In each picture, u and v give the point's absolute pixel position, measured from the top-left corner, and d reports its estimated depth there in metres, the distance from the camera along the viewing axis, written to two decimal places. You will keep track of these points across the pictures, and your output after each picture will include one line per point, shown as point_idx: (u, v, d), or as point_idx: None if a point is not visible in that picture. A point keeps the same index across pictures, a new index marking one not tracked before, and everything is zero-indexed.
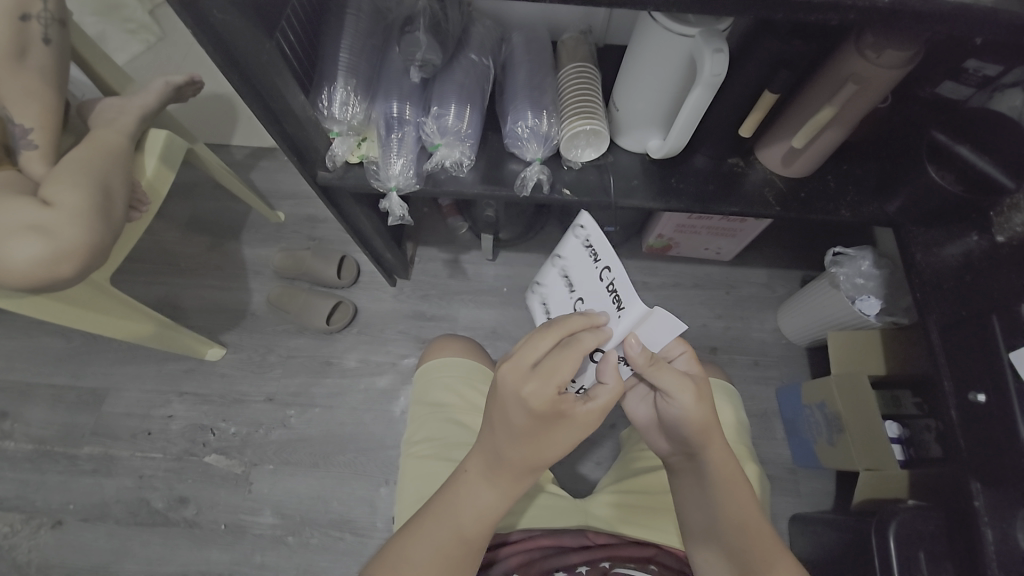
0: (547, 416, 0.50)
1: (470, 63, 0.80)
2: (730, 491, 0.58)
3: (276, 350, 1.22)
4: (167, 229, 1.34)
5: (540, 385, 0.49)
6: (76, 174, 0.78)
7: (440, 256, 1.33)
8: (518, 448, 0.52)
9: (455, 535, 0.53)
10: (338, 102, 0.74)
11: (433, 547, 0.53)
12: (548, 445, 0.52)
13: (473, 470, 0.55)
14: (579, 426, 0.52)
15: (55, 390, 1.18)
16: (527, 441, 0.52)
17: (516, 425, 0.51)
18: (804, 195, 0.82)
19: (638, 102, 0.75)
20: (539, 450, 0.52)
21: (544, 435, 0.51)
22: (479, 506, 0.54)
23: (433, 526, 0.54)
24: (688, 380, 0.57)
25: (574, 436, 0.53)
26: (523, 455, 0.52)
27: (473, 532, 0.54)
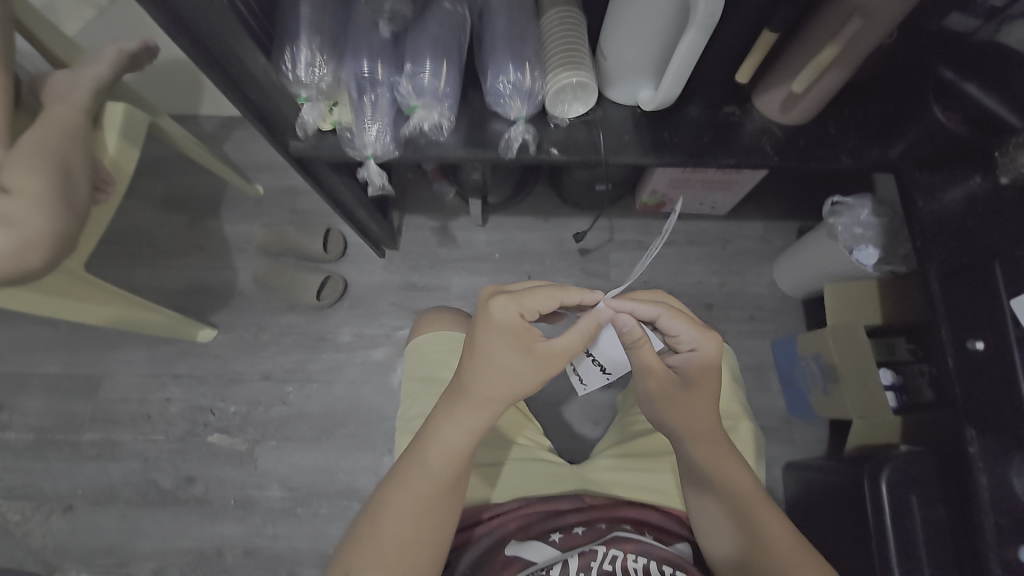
0: (511, 340, 0.55)
1: (444, 12, 0.73)
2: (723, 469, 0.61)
3: (268, 328, 1.20)
4: (142, 209, 1.28)
5: (506, 307, 0.55)
6: (32, 155, 0.73)
7: (429, 224, 1.29)
8: (485, 383, 0.55)
9: (428, 478, 0.56)
10: (304, 64, 0.67)
11: (412, 491, 0.55)
12: (508, 375, 0.55)
13: (441, 412, 0.57)
14: (540, 362, 0.56)
15: (48, 379, 1.17)
16: (496, 372, 0.55)
17: (484, 357, 0.55)
18: (803, 142, 0.78)
19: (626, 49, 0.69)
20: (499, 382, 0.55)
21: (511, 366, 0.55)
22: (448, 446, 0.56)
23: (407, 472, 0.56)
24: (662, 374, 0.60)
25: (537, 372, 0.56)
26: (487, 385, 0.55)
27: (446, 473, 0.56)
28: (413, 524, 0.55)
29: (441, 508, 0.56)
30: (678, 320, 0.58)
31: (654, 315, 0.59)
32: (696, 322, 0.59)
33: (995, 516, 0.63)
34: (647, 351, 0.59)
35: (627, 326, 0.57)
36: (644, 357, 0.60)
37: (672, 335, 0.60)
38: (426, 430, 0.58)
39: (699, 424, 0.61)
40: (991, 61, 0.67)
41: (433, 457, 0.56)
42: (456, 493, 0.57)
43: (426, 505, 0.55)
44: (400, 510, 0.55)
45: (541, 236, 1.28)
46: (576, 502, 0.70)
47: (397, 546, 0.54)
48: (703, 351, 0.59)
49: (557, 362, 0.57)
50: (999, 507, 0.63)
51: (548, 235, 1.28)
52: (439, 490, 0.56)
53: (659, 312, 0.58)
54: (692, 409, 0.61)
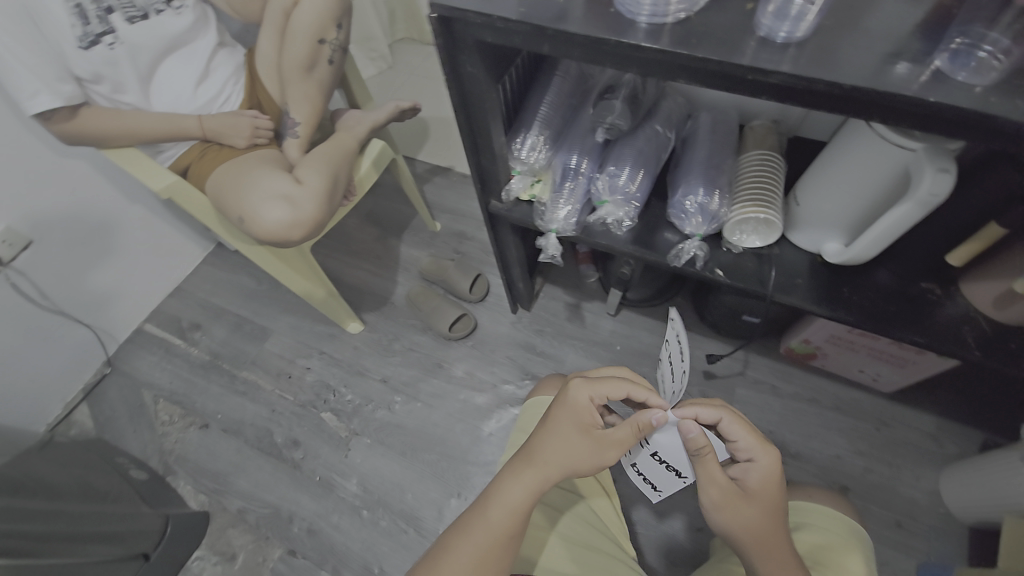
0: (577, 419, 0.61)
1: (653, 133, 0.85)
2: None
3: (401, 340, 1.36)
4: (351, 216, 1.60)
5: (578, 390, 0.62)
6: (320, 163, 1.00)
7: (564, 298, 1.38)
8: (553, 451, 0.60)
9: (487, 530, 0.58)
10: (528, 147, 0.84)
11: (468, 539, 0.58)
12: (570, 450, 0.60)
13: (507, 472, 0.62)
14: (600, 443, 0.60)
15: (238, 319, 1.47)
16: (561, 443, 0.61)
17: (551, 429, 0.62)
18: (1018, 347, 0.68)
19: (824, 202, 0.71)
20: (562, 455, 0.60)
21: (575, 441, 0.61)
22: (507, 503, 0.59)
23: (471, 523, 0.60)
24: (727, 486, 0.58)
25: (596, 452, 0.60)
26: (549, 456, 0.60)
27: (502, 530, 0.58)
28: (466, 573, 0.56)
29: (494, 568, 0.57)
30: (738, 425, 0.59)
31: (715, 418, 0.60)
32: (755, 430, 0.59)
33: None
34: (711, 463, 0.58)
35: (692, 433, 0.58)
36: (709, 468, 0.58)
37: (731, 440, 0.60)
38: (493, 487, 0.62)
39: (763, 543, 0.57)
40: None
41: (496, 509, 0.59)
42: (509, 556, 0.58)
43: (479, 561, 0.57)
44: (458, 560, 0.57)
45: (668, 344, 1.27)
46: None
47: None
48: (760, 461, 0.58)
49: (615, 448, 0.61)
50: None
51: None
52: (496, 547, 0.57)
53: (720, 415, 0.60)
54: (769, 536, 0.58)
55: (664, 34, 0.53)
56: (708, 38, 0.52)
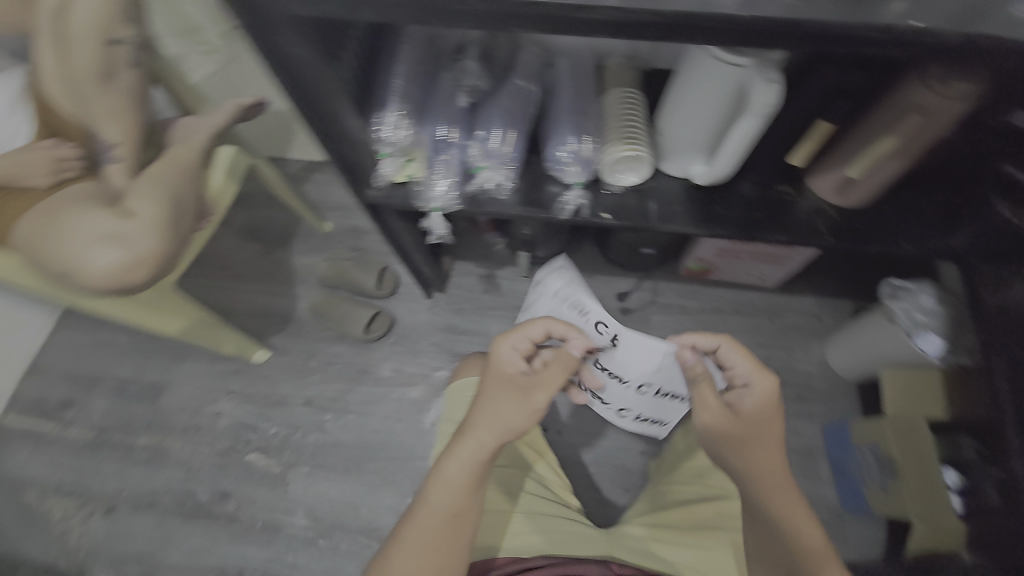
0: (502, 378, 0.67)
1: (516, 88, 0.82)
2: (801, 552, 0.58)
3: (316, 355, 1.27)
4: (224, 235, 1.43)
5: (501, 351, 0.69)
6: (154, 185, 0.84)
7: (476, 271, 1.35)
8: (488, 414, 0.64)
9: (436, 510, 0.60)
10: (389, 125, 0.77)
11: (421, 526, 0.59)
12: (500, 407, 0.64)
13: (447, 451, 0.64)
14: (526, 393, 0.65)
15: (118, 382, 1.28)
16: (495, 403, 0.64)
17: (482, 394, 0.66)
18: (861, 228, 0.77)
19: (682, 128, 0.74)
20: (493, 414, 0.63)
21: (507, 397, 0.65)
22: (450, 479, 0.61)
23: (418, 510, 0.61)
24: (724, 415, 0.64)
25: (524, 402, 0.64)
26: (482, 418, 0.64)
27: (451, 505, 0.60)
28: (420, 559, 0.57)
29: (449, 544, 0.59)
30: (736, 351, 0.66)
31: (715, 346, 0.68)
32: (753, 357, 0.66)
33: None
34: (706, 391, 0.66)
35: (689, 360, 0.70)
36: (704, 392, 0.66)
37: (729, 368, 0.67)
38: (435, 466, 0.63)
39: (762, 470, 0.61)
40: None
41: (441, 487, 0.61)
42: (462, 530, 0.60)
43: (434, 542, 0.58)
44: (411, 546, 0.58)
45: None
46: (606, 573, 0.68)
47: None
48: (759, 385, 0.64)
49: (543, 394, 0.65)
50: None
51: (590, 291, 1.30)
52: (446, 525, 0.59)
53: (718, 342, 0.67)
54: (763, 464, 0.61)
55: None
56: None
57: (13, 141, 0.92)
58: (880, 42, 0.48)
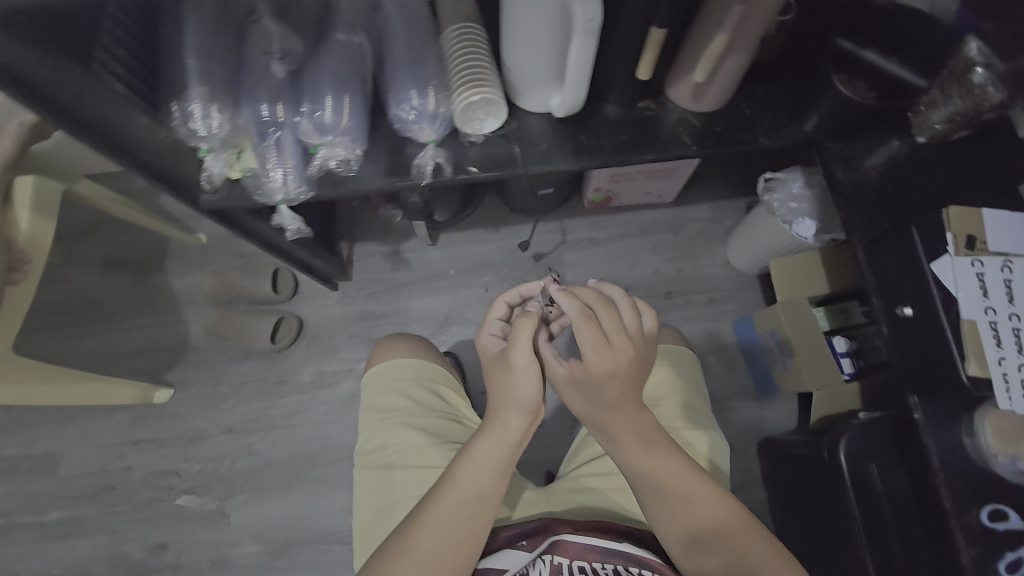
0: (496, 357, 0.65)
1: (340, 45, 0.71)
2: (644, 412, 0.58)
3: (226, 379, 1.17)
4: (82, 274, 1.24)
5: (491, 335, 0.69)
6: None
7: (380, 250, 1.27)
8: (502, 391, 0.61)
9: (455, 492, 0.59)
10: (198, 117, 0.64)
11: (444, 514, 0.58)
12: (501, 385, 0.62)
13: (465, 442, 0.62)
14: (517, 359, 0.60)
15: (6, 463, 1.13)
16: (502, 380, 0.61)
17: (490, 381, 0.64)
18: (720, 129, 0.77)
19: (525, 60, 0.68)
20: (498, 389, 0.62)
21: (507, 375, 0.61)
22: (474, 460, 0.60)
23: (446, 488, 0.60)
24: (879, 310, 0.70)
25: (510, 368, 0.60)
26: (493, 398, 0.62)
27: (475, 484, 0.59)
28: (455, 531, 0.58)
29: (472, 519, 0.59)
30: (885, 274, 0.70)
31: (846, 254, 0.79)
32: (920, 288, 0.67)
33: (953, 486, 0.60)
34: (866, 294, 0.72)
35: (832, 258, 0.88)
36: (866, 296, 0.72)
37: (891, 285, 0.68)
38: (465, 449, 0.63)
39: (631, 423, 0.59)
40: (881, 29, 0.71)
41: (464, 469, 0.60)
42: (490, 500, 0.60)
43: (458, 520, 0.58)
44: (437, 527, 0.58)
45: (494, 247, 1.27)
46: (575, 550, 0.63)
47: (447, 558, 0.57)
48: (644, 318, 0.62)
49: (523, 354, 0.59)
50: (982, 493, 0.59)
51: (499, 245, 1.27)
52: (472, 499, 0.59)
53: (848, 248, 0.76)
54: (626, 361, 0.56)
55: None
56: None
57: None
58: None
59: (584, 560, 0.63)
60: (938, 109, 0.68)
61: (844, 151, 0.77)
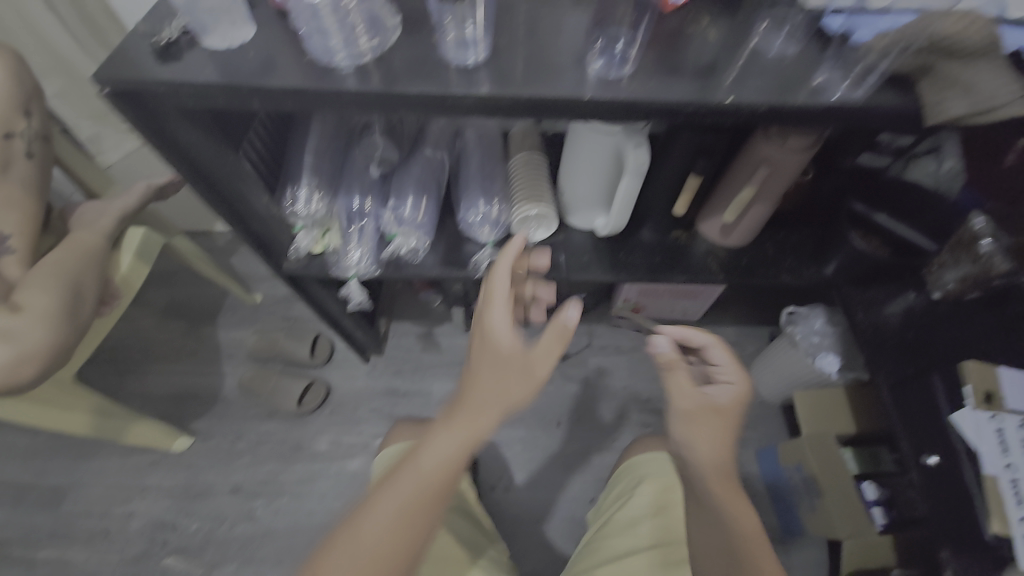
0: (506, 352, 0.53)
1: (426, 158, 0.85)
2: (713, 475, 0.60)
3: (245, 436, 1.19)
4: (143, 316, 1.35)
5: (499, 314, 0.55)
6: (47, 277, 0.80)
7: (414, 330, 1.34)
8: (481, 380, 0.52)
9: (416, 480, 0.49)
10: (302, 200, 0.77)
11: (396, 496, 0.48)
12: (507, 383, 0.51)
13: (437, 423, 0.51)
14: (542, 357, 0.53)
15: (14, 491, 1.13)
16: (494, 371, 0.52)
17: (486, 364, 0.52)
18: (746, 263, 0.85)
19: (580, 188, 0.81)
20: (502, 387, 0.51)
21: (512, 376, 0.51)
22: (438, 456, 0.49)
23: (403, 467, 0.50)
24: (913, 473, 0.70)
25: (537, 368, 0.52)
26: (486, 386, 0.51)
27: (433, 479, 0.49)
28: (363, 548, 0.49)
29: (414, 517, 0.48)
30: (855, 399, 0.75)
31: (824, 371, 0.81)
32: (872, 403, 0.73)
33: None
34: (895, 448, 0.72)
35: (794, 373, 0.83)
36: None
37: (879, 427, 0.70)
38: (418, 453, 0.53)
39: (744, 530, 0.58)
40: (892, 199, 0.82)
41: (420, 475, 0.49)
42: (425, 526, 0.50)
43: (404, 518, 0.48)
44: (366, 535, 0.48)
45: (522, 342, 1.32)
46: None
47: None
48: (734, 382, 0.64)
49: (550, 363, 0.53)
50: None
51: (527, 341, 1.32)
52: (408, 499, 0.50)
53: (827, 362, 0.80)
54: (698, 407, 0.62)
55: (373, 74, 0.52)
56: (411, 74, 0.52)
57: None
58: (730, 111, 0.52)
59: None
60: (950, 271, 0.74)
61: (861, 295, 0.84)
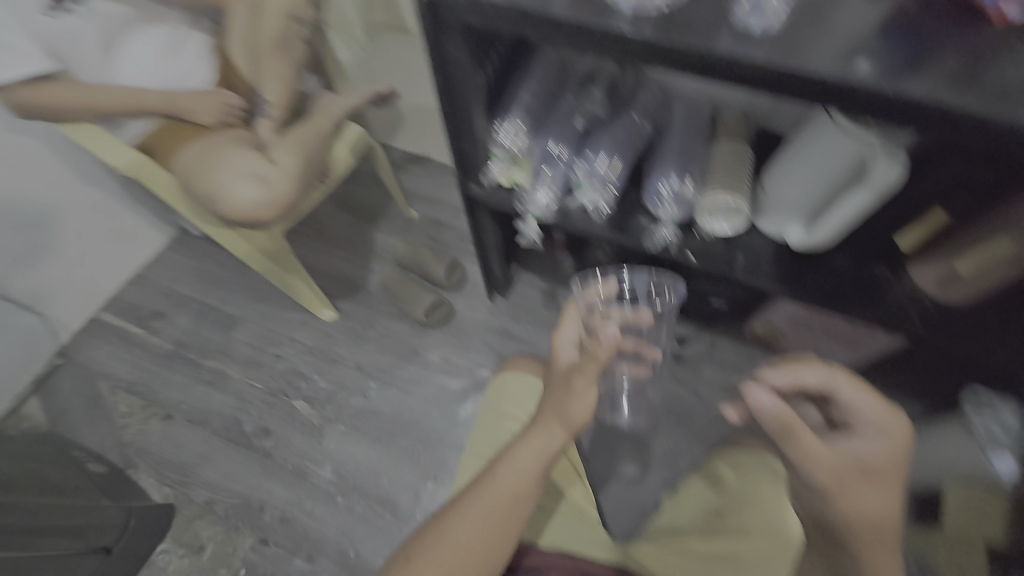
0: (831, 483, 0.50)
1: (631, 121, 0.85)
2: (874, 536, 0.49)
3: (376, 327, 1.34)
4: (322, 200, 1.56)
5: (822, 471, 0.50)
6: (293, 143, 0.96)
7: (540, 285, 1.38)
8: (847, 497, 0.50)
9: (497, 492, 0.59)
10: (509, 131, 0.83)
11: (482, 512, 0.59)
12: (848, 500, 0.49)
13: (484, 491, 0.60)
14: (826, 458, 0.51)
15: (202, 306, 1.41)
16: (847, 493, 0.49)
17: (851, 495, 0.49)
18: (955, 325, 0.74)
19: (789, 189, 0.76)
20: (833, 500, 0.50)
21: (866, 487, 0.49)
22: (517, 468, 0.60)
23: (482, 484, 0.60)
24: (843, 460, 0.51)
25: (853, 482, 0.50)
26: (816, 496, 0.52)
27: (513, 488, 0.59)
28: (568, 316, 0.74)
29: (501, 522, 0.59)
30: (861, 394, 0.56)
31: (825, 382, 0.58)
32: (881, 398, 0.55)
33: None
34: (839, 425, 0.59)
35: (765, 403, 0.55)
36: (805, 443, 0.52)
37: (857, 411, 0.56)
38: (591, 345, 0.66)
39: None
40: None
41: (503, 486, 0.59)
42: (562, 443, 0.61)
43: (494, 522, 0.58)
44: (565, 339, 0.70)
45: None
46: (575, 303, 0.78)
47: (547, 423, 0.62)
48: (885, 424, 0.53)
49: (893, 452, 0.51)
50: None
51: None
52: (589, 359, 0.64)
53: (830, 377, 0.58)
54: (889, 415, 0.54)
55: (647, 21, 0.54)
56: (686, 27, 0.54)
57: (197, 85, 1.04)
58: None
59: None
60: None
61: None
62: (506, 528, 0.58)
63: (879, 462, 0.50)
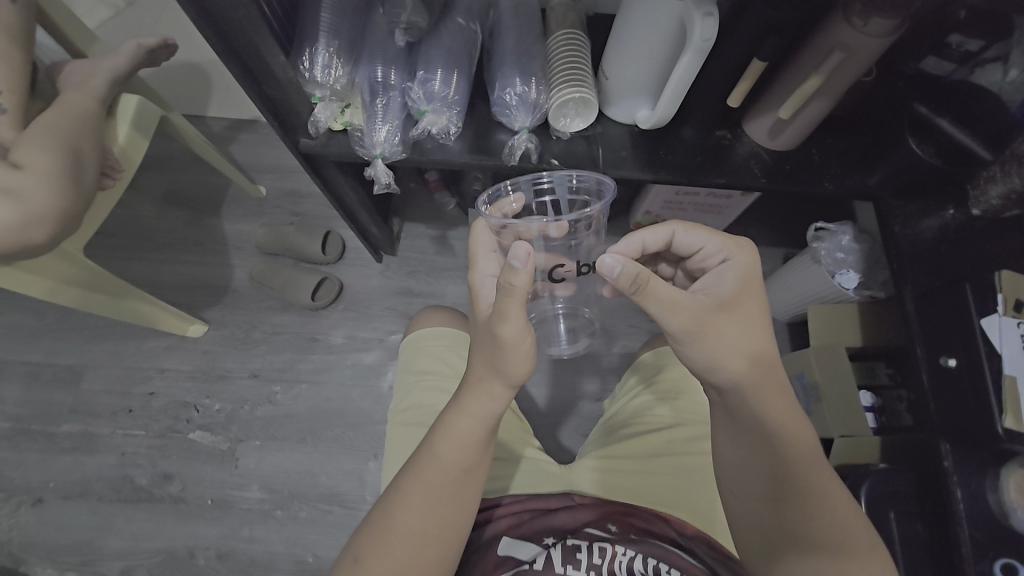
0: (696, 325, 0.53)
1: (457, 27, 0.77)
2: (755, 365, 0.55)
3: (260, 327, 1.20)
4: (143, 203, 1.29)
5: (685, 313, 0.53)
6: (40, 137, 0.74)
7: (427, 233, 1.30)
8: (721, 332, 0.54)
9: (441, 469, 0.57)
10: (321, 64, 0.71)
11: (428, 491, 0.57)
12: (718, 334, 0.54)
13: (426, 471, 0.57)
14: (696, 307, 0.53)
15: (29, 368, 1.15)
16: (719, 330, 0.54)
17: (717, 334, 0.54)
18: (789, 167, 0.82)
19: (627, 69, 0.73)
20: (706, 336, 0.54)
21: (729, 326, 0.55)
22: (457, 437, 0.57)
23: (423, 462, 0.58)
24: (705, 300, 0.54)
25: (714, 320, 0.54)
26: (689, 351, 0.55)
27: (453, 459, 0.57)
28: (480, 247, 0.62)
29: (456, 495, 0.57)
30: (695, 232, 0.59)
31: (667, 235, 0.60)
32: (717, 233, 0.59)
33: (970, 531, 0.67)
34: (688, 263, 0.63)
35: (618, 268, 0.48)
36: (655, 291, 0.51)
37: (698, 249, 0.60)
38: (501, 274, 0.50)
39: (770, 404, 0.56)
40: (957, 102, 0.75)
41: (445, 461, 0.57)
42: (501, 405, 0.58)
43: (441, 497, 0.56)
44: (483, 277, 0.61)
45: None
46: (483, 218, 0.61)
47: (486, 384, 0.57)
48: (735, 259, 0.58)
49: (739, 278, 0.57)
50: (975, 522, 0.67)
51: None
52: (506, 295, 0.51)
53: (671, 230, 0.60)
54: (736, 248, 0.58)
55: None
56: None
57: None
58: None
59: (607, 544, 0.64)
60: (996, 184, 0.70)
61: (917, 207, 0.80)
62: (457, 499, 0.57)
63: (735, 291, 0.55)
